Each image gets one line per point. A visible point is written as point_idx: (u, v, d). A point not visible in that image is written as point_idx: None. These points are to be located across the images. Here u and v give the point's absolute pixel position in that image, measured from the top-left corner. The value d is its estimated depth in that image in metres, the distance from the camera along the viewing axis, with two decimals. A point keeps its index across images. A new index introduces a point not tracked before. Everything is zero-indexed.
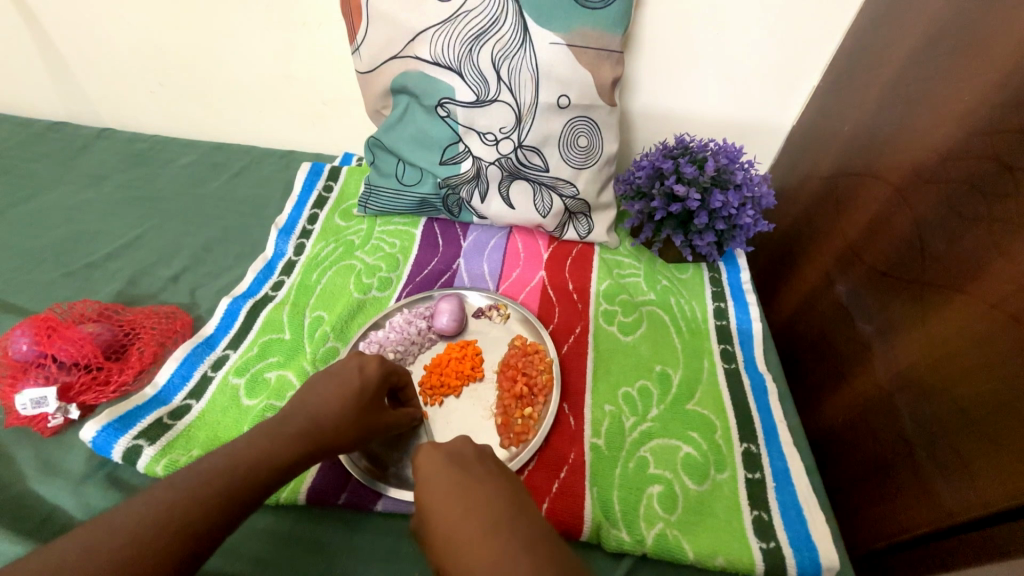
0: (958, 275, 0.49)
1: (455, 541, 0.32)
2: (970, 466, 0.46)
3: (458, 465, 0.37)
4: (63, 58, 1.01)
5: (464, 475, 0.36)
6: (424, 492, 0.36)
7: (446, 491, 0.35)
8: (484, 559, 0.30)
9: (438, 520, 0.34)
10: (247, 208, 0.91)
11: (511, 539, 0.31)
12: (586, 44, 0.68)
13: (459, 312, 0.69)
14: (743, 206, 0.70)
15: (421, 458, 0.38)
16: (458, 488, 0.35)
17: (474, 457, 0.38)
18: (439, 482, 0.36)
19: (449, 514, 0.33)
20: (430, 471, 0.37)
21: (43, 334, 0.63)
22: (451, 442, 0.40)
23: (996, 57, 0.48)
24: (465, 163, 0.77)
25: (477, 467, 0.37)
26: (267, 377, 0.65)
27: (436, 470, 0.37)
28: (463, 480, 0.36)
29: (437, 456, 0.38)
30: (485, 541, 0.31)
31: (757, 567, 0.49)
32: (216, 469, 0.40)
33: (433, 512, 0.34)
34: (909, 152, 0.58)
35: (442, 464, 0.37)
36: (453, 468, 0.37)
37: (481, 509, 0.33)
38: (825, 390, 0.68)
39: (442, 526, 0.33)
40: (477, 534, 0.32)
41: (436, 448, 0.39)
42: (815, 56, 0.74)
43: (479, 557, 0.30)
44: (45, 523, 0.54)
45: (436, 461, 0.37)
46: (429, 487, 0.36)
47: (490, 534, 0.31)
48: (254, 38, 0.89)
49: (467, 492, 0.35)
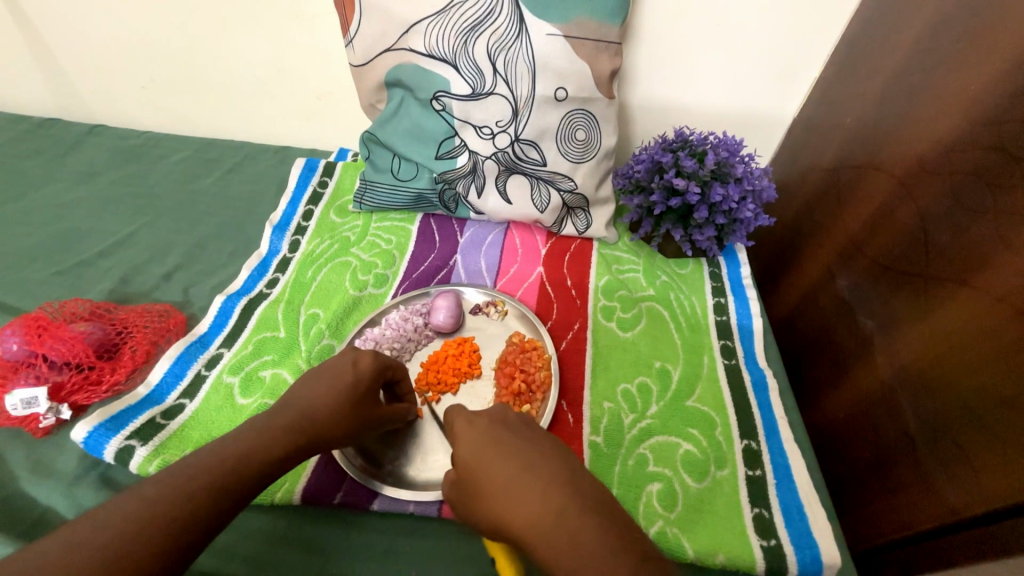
0: (963, 268, 0.48)
1: (512, 493, 0.34)
2: (974, 463, 0.45)
3: (502, 427, 0.39)
4: (52, 54, 1.00)
5: (511, 435, 0.38)
6: (470, 453, 0.37)
7: (496, 450, 0.37)
8: (549, 510, 0.33)
9: (491, 477, 0.35)
10: (241, 204, 0.90)
11: (571, 491, 0.34)
12: (583, 35, 0.67)
13: (455, 308, 0.68)
14: (743, 199, 0.69)
15: (462, 422, 0.39)
16: (509, 447, 0.37)
17: (514, 420, 0.40)
18: (487, 443, 0.37)
19: (502, 471, 0.35)
20: (476, 434, 0.38)
21: (33, 334, 0.62)
22: (490, 410, 0.41)
23: (1001, 45, 0.47)
24: (462, 157, 0.75)
25: (522, 428, 0.39)
26: (262, 375, 0.65)
27: (482, 433, 0.38)
28: (512, 440, 0.37)
29: (479, 421, 0.39)
30: (545, 493, 0.33)
31: (757, 565, 0.48)
32: (205, 466, 0.40)
33: (484, 470, 0.36)
34: (912, 143, 0.57)
35: (487, 427, 0.39)
36: (498, 429, 0.38)
37: (536, 464, 0.35)
38: (827, 385, 0.67)
39: (496, 481, 0.35)
40: (536, 485, 0.34)
41: (476, 415, 0.40)
42: (816, 47, 0.73)
43: (543, 508, 0.33)
44: (37, 525, 0.53)
45: (480, 426, 0.39)
46: (477, 449, 0.37)
47: (549, 486, 0.34)
48: (246, 32, 0.87)
49: (518, 450, 0.36)
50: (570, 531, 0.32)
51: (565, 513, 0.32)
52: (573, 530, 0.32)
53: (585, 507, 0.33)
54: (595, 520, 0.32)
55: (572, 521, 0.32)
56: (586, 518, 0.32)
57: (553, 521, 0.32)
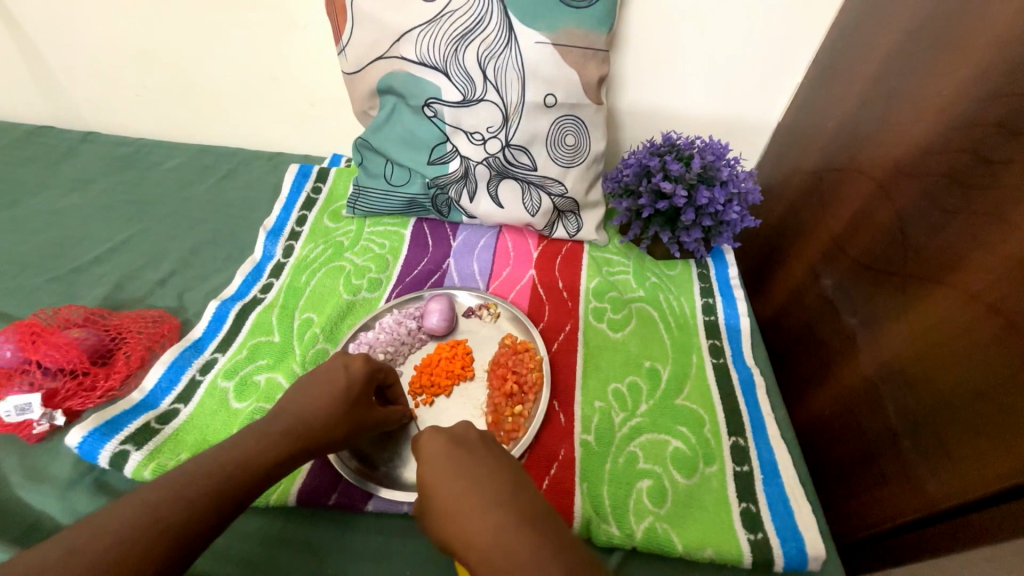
0: (937, 268, 0.50)
1: (457, 510, 0.35)
2: (952, 454, 0.46)
3: (458, 444, 0.39)
4: (45, 63, 1.01)
5: (466, 453, 0.38)
6: (426, 471, 0.38)
7: (449, 466, 0.37)
8: (488, 528, 0.33)
9: (442, 496, 0.36)
10: (235, 210, 0.91)
11: (515, 510, 0.34)
12: (571, 42, 0.68)
13: (448, 311, 0.69)
14: (729, 202, 0.71)
15: (424, 438, 0.40)
16: (462, 464, 0.37)
17: (473, 437, 0.40)
18: (441, 460, 0.38)
19: (452, 488, 0.36)
20: (433, 448, 0.39)
21: (28, 340, 0.63)
22: (453, 425, 0.42)
23: (973, 52, 0.49)
24: (453, 162, 0.77)
25: (478, 445, 0.39)
26: (256, 380, 0.65)
27: (438, 448, 0.39)
28: (466, 457, 0.38)
29: (439, 435, 0.40)
30: (488, 510, 0.34)
31: (745, 558, 0.49)
32: (204, 469, 0.40)
33: (435, 488, 0.37)
34: (890, 147, 0.59)
35: (443, 443, 0.39)
36: (454, 445, 0.39)
37: (483, 483, 0.36)
38: (812, 382, 0.69)
39: (445, 498, 0.36)
40: (479, 504, 0.34)
41: (442, 428, 0.41)
42: (798, 53, 0.75)
43: (484, 527, 0.33)
44: (31, 530, 0.54)
45: (439, 440, 0.39)
46: (433, 465, 0.38)
47: (494, 505, 0.34)
48: (239, 40, 0.88)
49: (469, 468, 0.37)
50: (506, 546, 0.32)
51: (503, 531, 0.32)
52: (509, 546, 0.32)
53: (522, 525, 0.32)
54: (534, 535, 0.32)
55: (511, 540, 0.32)
56: (524, 535, 0.32)
57: (492, 537, 0.32)
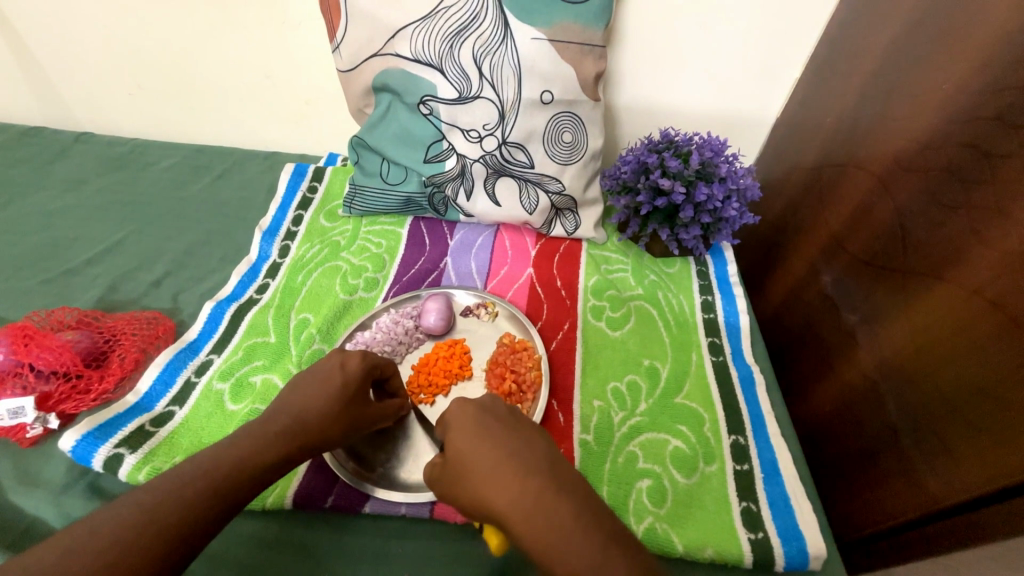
0: (938, 261, 0.50)
1: (490, 480, 0.34)
2: (954, 452, 0.46)
3: (489, 412, 0.39)
4: (37, 62, 1.00)
5: (498, 422, 0.38)
6: (457, 436, 0.38)
7: (478, 437, 0.37)
8: (526, 493, 0.33)
9: (476, 462, 0.36)
10: (230, 210, 0.90)
11: (551, 479, 0.34)
12: (567, 38, 0.68)
13: (446, 311, 0.68)
14: (728, 198, 0.70)
15: (454, 407, 0.40)
16: (494, 433, 0.37)
17: (501, 407, 0.40)
18: (469, 430, 0.38)
19: (485, 455, 0.36)
20: (461, 419, 0.39)
21: (20, 343, 0.62)
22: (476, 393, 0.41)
23: (972, 45, 0.48)
24: (450, 161, 0.76)
25: (509, 415, 0.39)
26: (252, 381, 0.65)
27: (466, 418, 0.38)
28: (495, 426, 0.37)
29: (466, 406, 0.39)
30: (522, 481, 0.33)
31: (745, 559, 0.49)
32: (200, 471, 0.40)
33: (467, 453, 0.36)
34: (889, 142, 0.58)
35: (474, 411, 0.39)
36: (483, 413, 0.39)
37: (517, 451, 0.35)
38: (812, 380, 0.68)
39: (476, 468, 0.35)
40: (516, 470, 0.34)
41: (468, 400, 0.40)
42: (796, 49, 0.74)
43: (520, 494, 0.33)
44: (25, 535, 0.53)
45: (469, 409, 0.39)
46: (465, 432, 0.37)
47: (531, 474, 0.34)
48: (233, 38, 0.88)
49: (503, 436, 0.37)
50: (546, 512, 0.32)
51: (542, 499, 0.32)
52: (551, 515, 0.32)
53: (563, 494, 0.33)
54: (570, 508, 0.32)
55: (549, 507, 0.32)
56: (560, 507, 0.32)
57: (528, 509, 0.32)
